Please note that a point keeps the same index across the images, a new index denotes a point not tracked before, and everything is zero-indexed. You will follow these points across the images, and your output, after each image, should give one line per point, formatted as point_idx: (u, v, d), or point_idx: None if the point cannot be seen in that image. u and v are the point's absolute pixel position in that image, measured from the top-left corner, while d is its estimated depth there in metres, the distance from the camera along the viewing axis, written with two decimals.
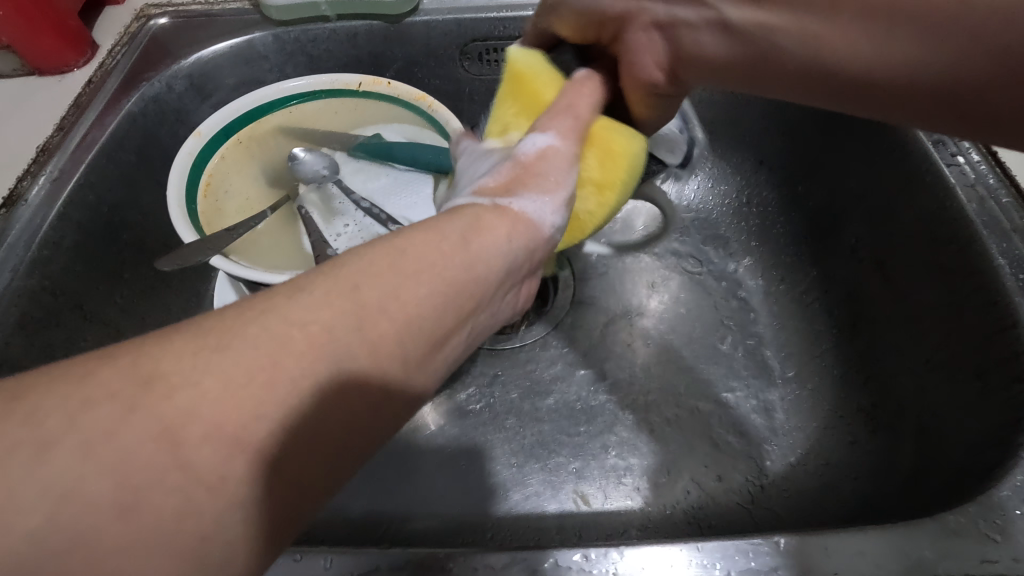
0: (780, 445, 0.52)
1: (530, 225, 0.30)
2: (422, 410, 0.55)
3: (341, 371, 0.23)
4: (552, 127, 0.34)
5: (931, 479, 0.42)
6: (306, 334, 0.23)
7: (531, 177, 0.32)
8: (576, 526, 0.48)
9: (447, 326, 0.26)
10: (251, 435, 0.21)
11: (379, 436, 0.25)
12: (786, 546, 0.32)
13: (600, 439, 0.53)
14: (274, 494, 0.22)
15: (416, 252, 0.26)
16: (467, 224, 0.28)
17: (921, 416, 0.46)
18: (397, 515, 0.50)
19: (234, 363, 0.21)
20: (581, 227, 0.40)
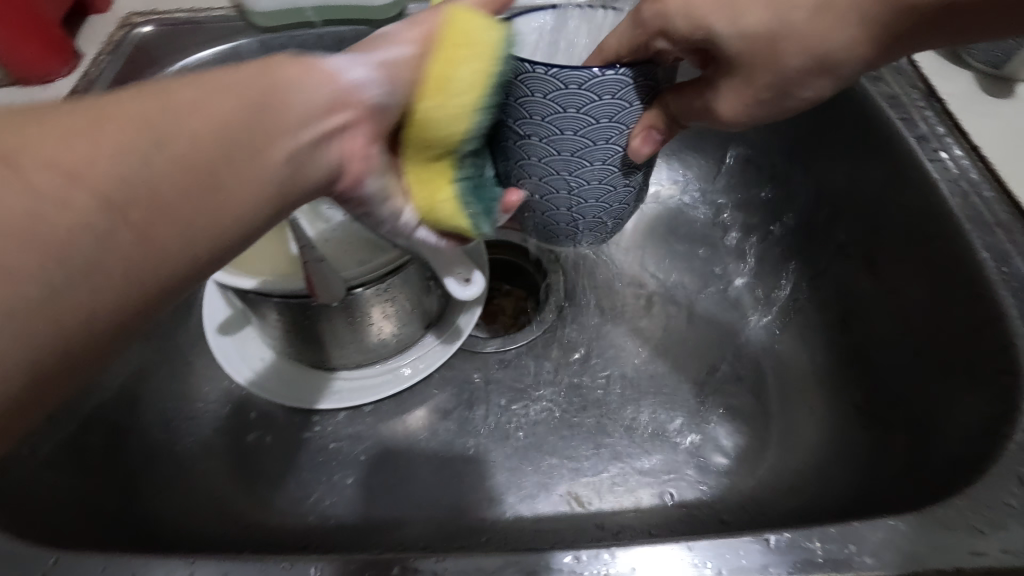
0: (775, 443, 0.51)
1: (335, 76, 0.30)
2: (409, 417, 0.55)
3: (125, 165, 0.22)
4: (410, 16, 0.33)
5: (921, 474, 0.40)
6: (93, 130, 0.22)
7: (374, 49, 0.32)
8: (571, 528, 0.49)
9: (277, 133, 0.27)
10: (38, 218, 0.21)
11: (192, 241, 0.24)
12: (778, 542, 0.30)
13: (594, 440, 0.53)
14: (72, 286, 0.22)
15: (259, 68, 0.27)
16: (303, 64, 0.29)
17: (910, 412, 0.44)
18: (391, 521, 0.50)
19: (74, 120, 0.22)
20: (419, 123, 0.32)
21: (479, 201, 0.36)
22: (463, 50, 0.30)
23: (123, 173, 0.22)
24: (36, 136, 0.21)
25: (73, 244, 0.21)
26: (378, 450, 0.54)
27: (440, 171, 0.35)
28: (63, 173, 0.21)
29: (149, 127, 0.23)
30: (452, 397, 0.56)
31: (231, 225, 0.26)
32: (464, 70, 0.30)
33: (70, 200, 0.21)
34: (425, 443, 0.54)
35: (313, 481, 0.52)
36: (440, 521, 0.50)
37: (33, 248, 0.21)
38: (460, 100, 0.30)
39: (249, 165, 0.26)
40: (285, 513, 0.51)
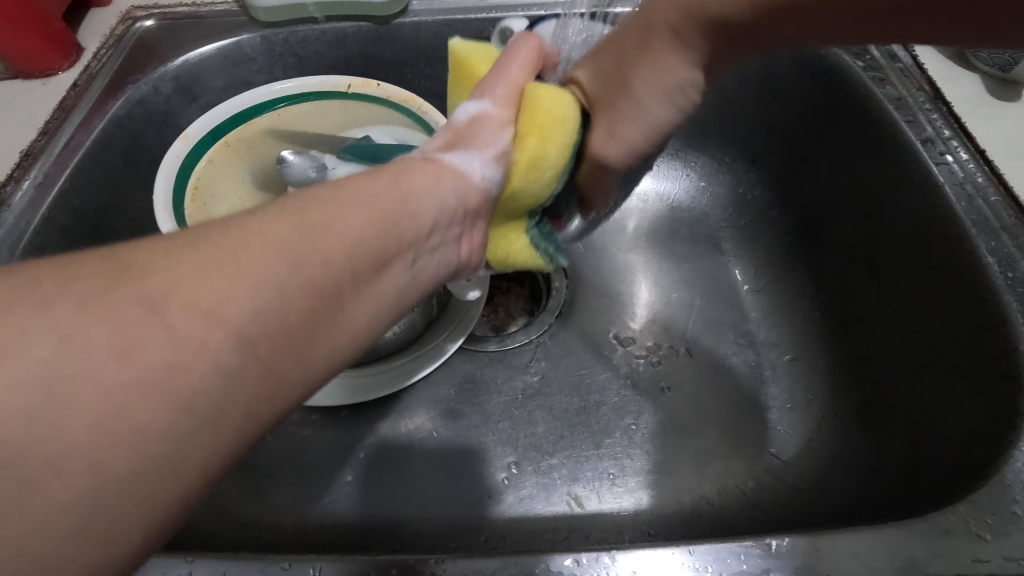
0: (775, 446, 0.51)
1: (457, 174, 0.31)
2: (410, 415, 0.55)
3: (289, 288, 0.22)
4: (487, 95, 0.35)
5: (923, 479, 0.40)
6: (258, 244, 0.22)
7: (466, 136, 0.33)
8: (571, 528, 0.49)
9: (395, 253, 0.26)
10: (190, 367, 0.20)
11: (317, 369, 0.24)
12: (779, 547, 0.30)
13: (594, 440, 0.53)
14: (211, 432, 0.20)
15: (372, 185, 0.27)
16: (429, 169, 0.30)
17: (912, 416, 0.44)
18: (391, 520, 0.50)
19: (209, 250, 0.21)
20: (514, 201, 0.36)
21: (550, 246, 0.40)
22: (552, 130, 0.35)
23: (260, 310, 0.21)
24: (176, 273, 0.20)
25: (202, 394, 0.20)
26: (379, 448, 0.54)
27: (514, 228, 0.38)
28: (206, 314, 0.20)
29: (282, 253, 0.22)
30: (452, 396, 0.56)
31: (346, 352, 0.25)
32: (552, 148, 0.35)
33: (211, 337, 0.20)
34: (425, 442, 0.54)
35: (313, 479, 0.52)
36: (440, 522, 0.50)
37: (182, 398, 0.19)
38: (551, 172, 0.35)
39: (367, 294, 0.25)
40: (284, 511, 0.51)
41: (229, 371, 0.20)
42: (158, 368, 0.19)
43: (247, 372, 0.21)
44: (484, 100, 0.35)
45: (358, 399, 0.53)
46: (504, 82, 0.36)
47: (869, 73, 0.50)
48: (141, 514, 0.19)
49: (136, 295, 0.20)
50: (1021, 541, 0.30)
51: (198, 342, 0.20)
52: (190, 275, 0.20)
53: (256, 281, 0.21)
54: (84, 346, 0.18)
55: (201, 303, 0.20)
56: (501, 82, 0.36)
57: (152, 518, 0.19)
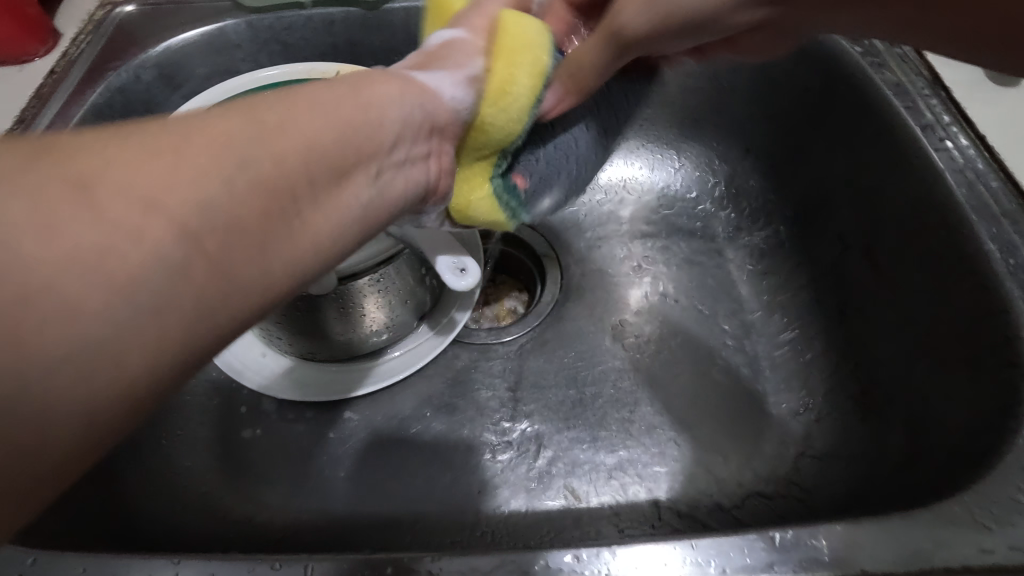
0: (771, 437, 0.50)
1: (426, 90, 0.31)
2: (405, 409, 0.54)
3: (237, 180, 0.22)
4: (462, 24, 0.36)
5: (924, 468, 0.40)
6: (207, 136, 0.22)
7: (439, 57, 0.34)
8: (567, 521, 0.48)
9: (350, 164, 0.26)
10: (132, 252, 0.19)
11: (272, 275, 0.23)
12: (783, 540, 0.29)
13: (590, 432, 0.52)
14: (153, 331, 0.19)
15: (320, 95, 0.26)
16: (396, 82, 0.30)
17: (910, 405, 0.44)
18: (385, 516, 0.49)
19: (150, 143, 0.21)
20: (484, 132, 0.35)
21: (514, 199, 0.40)
22: (520, 56, 0.34)
23: (205, 199, 0.21)
24: (115, 161, 0.20)
25: (144, 279, 0.19)
26: (372, 442, 0.53)
27: (481, 170, 0.38)
28: (148, 196, 0.20)
29: (232, 148, 0.22)
30: (445, 389, 0.55)
31: (303, 261, 0.24)
32: (522, 75, 0.34)
33: (154, 217, 0.20)
34: (418, 437, 0.53)
35: (306, 475, 0.51)
36: (436, 517, 0.49)
37: (119, 290, 0.19)
38: (519, 103, 0.35)
39: (318, 202, 0.25)
40: (275, 507, 0.50)
41: (176, 257, 0.20)
42: (93, 246, 0.18)
43: (194, 261, 0.20)
44: (459, 29, 0.35)
45: (348, 393, 0.53)
46: (478, 13, 0.36)
47: (867, 60, 0.50)
48: (78, 401, 0.18)
49: (69, 174, 0.19)
50: None
51: (138, 227, 0.19)
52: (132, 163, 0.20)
53: (200, 172, 0.21)
54: (15, 223, 0.18)
55: (143, 187, 0.20)
56: (470, 10, 0.36)
57: (92, 411, 0.19)
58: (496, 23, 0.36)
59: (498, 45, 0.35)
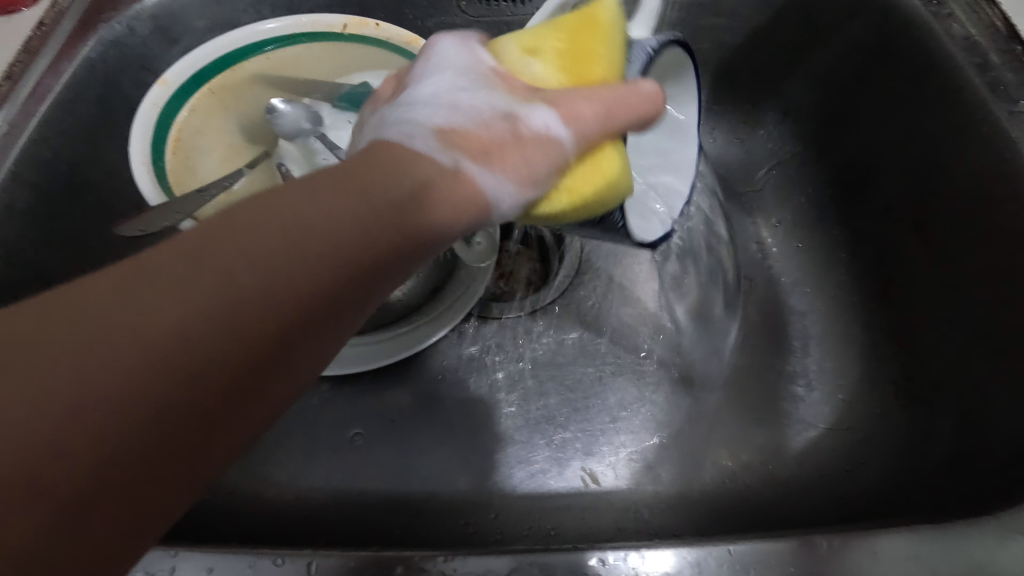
0: (800, 420, 0.48)
1: (478, 206, 0.27)
2: (417, 384, 0.52)
3: (261, 303, 0.21)
4: (575, 113, 0.29)
5: (977, 466, 0.37)
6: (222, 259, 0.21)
7: (513, 151, 0.28)
8: (584, 505, 0.47)
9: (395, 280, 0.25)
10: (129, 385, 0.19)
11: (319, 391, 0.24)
12: (827, 548, 0.28)
13: (609, 412, 0.50)
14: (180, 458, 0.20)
15: (360, 191, 0.24)
16: (451, 186, 0.26)
17: (962, 394, 0.41)
18: (398, 497, 0.48)
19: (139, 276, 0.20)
20: None
21: None
22: (587, 207, 0.31)
23: (247, 343, 0.21)
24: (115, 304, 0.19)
25: (137, 411, 0.19)
26: (382, 420, 0.51)
27: None
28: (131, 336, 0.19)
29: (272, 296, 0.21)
30: (459, 364, 0.53)
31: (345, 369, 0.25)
32: (570, 215, 0.31)
33: (241, 331, 0.21)
34: (430, 414, 0.51)
35: (313, 451, 0.50)
36: (450, 499, 0.48)
37: (145, 419, 0.19)
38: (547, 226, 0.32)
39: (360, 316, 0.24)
40: (283, 484, 0.49)
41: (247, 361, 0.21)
42: (152, 405, 0.19)
43: (258, 366, 0.21)
44: (568, 125, 0.29)
45: (354, 369, 0.49)
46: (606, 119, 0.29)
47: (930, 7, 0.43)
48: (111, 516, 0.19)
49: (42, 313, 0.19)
50: None
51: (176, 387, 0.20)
52: (238, 275, 0.21)
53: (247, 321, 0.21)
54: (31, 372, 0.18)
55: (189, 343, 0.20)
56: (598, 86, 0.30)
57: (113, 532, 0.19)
58: (598, 152, 0.30)
59: (584, 182, 0.30)
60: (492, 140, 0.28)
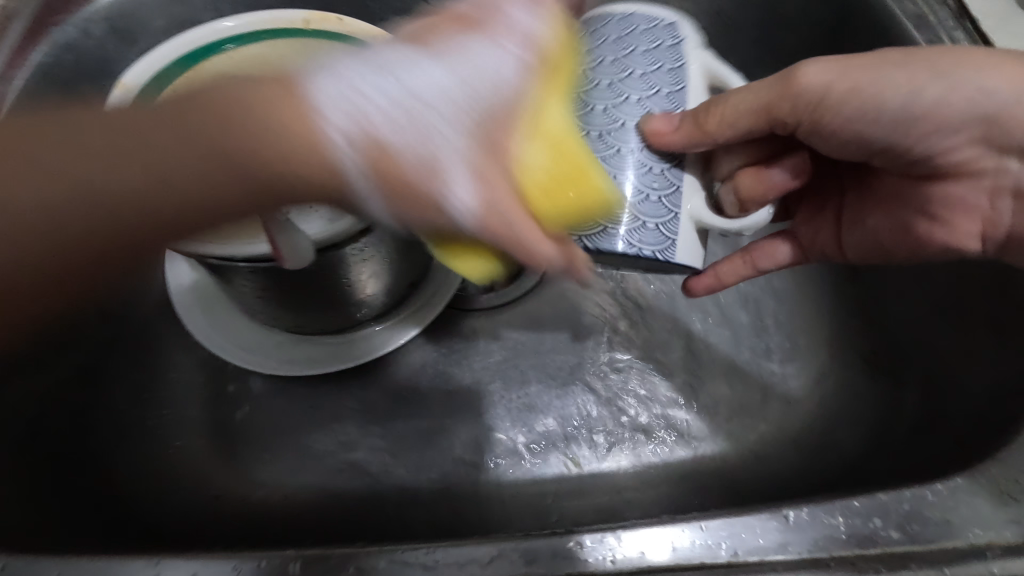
0: (773, 393, 0.49)
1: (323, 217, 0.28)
2: (401, 376, 0.53)
3: (142, 206, 0.26)
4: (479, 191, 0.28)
5: (942, 432, 0.39)
6: (116, 142, 0.25)
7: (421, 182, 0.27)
8: (568, 490, 0.48)
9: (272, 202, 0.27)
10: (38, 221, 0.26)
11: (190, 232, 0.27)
12: (797, 520, 0.29)
13: (590, 397, 0.51)
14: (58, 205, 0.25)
15: (249, 114, 0.25)
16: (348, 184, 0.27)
17: (928, 362, 0.43)
18: (385, 491, 0.48)
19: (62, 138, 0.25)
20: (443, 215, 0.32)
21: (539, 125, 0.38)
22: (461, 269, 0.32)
23: (109, 225, 0.26)
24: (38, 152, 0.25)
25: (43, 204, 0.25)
26: (364, 415, 0.51)
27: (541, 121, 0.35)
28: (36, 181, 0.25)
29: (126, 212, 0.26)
30: (440, 356, 0.53)
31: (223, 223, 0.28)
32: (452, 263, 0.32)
33: (119, 207, 0.25)
34: (413, 406, 0.52)
35: (298, 452, 0.50)
36: (438, 492, 0.48)
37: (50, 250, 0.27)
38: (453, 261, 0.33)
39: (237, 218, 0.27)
40: (269, 485, 0.49)
41: (126, 231, 0.26)
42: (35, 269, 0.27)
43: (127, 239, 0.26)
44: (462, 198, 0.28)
45: (347, 363, 0.51)
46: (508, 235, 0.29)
47: None
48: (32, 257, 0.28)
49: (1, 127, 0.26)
50: None
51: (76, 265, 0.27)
52: (117, 162, 0.25)
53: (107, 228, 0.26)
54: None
55: (65, 242, 0.26)
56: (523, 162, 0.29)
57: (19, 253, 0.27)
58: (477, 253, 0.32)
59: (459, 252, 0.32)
60: (411, 173, 0.27)
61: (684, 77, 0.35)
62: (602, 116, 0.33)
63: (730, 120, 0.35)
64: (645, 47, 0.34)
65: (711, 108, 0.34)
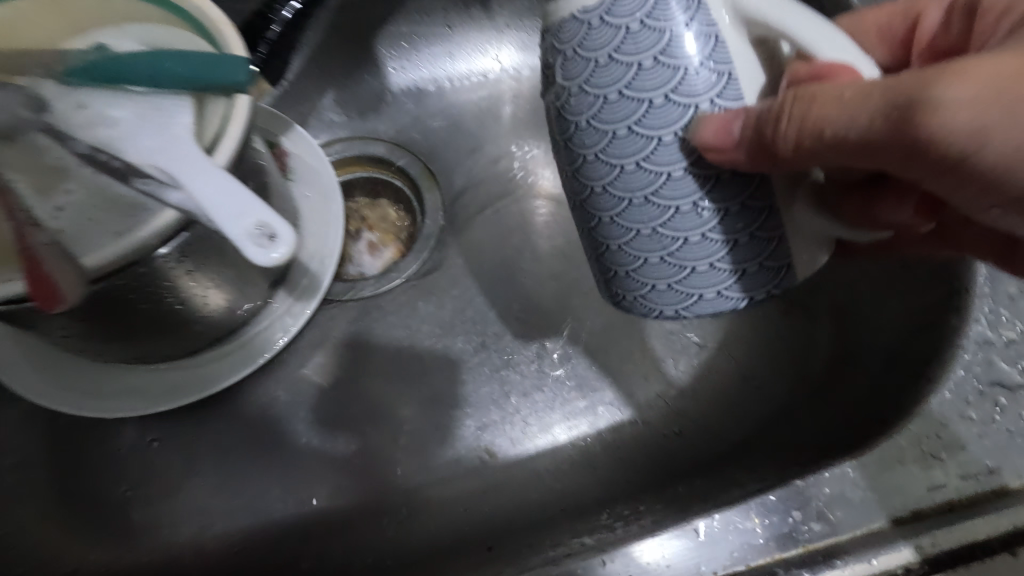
0: (691, 340, 0.46)
1: None
2: (291, 382, 0.47)
3: None
4: None
5: (855, 371, 0.37)
6: None
7: None
8: (488, 484, 0.44)
9: None
10: None
11: None
12: (706, 532, 0.28)
13: (499, 377, 0.46)
14: None
15: None
16: None
17: (838, 293, 0.41)
18: (285, 523, 0.43)
19: None
20: None
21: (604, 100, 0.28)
22: None
23: None
24: None
25: None
26: (246, 439, 0.45)
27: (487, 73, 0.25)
28: None
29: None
30: (331, 359, 0.48)
31: None
32: None
33: None
34: (307, 420, 0.46)
35: (178, 498, 0.43)
36: (342, 513, 0.43)
37: None
38: None
39: None
40: (144, 543, 0.42)
41: None
42: None
43: None
44: None
45: (213, 386, 0.44)
46: None
47: None
48: None
49: None
50: (976, 452, 0.29)
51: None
52: None
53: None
54: None
55: None
56: None
57: None
58: None
59: None
60: None
61: (723, 64, 0.27)
62: (600, 164, 0.28)
63: (827, 130, 0.25)
64: (663, 45, 0.26)
65: (787, 122, 0.26)
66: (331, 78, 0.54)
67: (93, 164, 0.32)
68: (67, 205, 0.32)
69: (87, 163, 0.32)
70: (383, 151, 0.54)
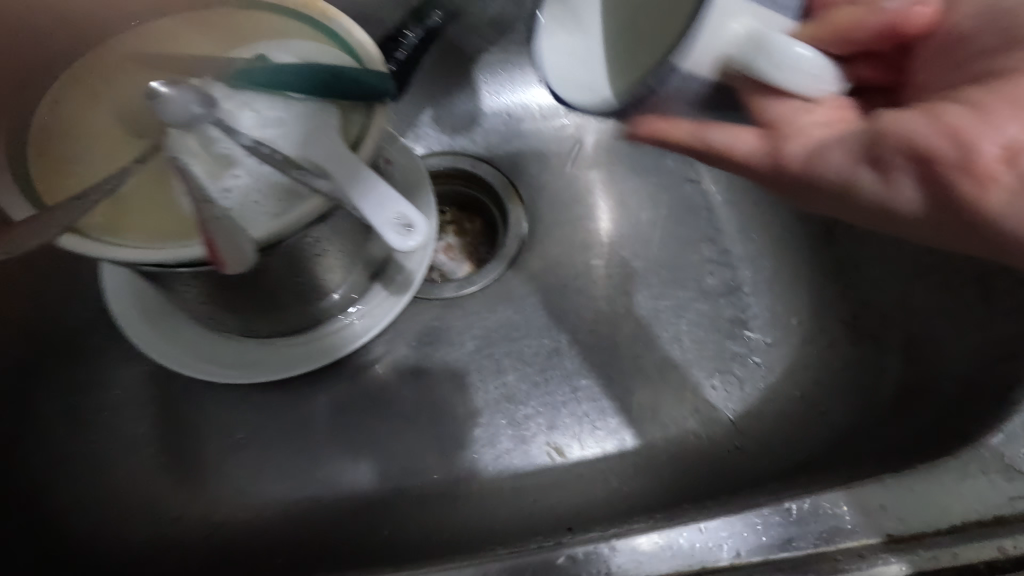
0: (758, 363, 0.48)
1: None
2: (374, 370, 0.50)
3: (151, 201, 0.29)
4: None
5: (925, 403, 0.39)
6: None
7: None
8: (553, 481, 0.46)
9: None
10: None
11: None
12: (801, 510, 0.27)
13: (569, 383, 0.49)
14: None
15: None
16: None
17: (910, 326, 0.43)
18: (359, 497, 0.46)
19: None
20: None
21: None
22: None
23: None
24: None
25: None
26: (331, 416, 0.49)
27: None
28: None
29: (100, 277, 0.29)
30: (411, 352, 0.51)
31: None
32: None
33: None
34: (385, 405, 0.49)
35: (267, 464, 0.47)
36: (412, 495, 0.46)
37: None
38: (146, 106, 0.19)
39: None
40: (234, 503, 0.46)
41: None
42: None
43: None
44: None
45: (311, 364, 0.48)
46: None
47: None
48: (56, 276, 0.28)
49: None
50: None
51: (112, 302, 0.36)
52: None
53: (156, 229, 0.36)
54: None
55: None
56: None
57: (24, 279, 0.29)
58: None
59: None
60: None
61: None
62: None
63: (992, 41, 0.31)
64: None
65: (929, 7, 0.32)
66: (431, 98, 0.59)
67: (255, 154, 0.37)
68: (234, 187, 0.37)
69: (249, 154, 0.38)
70: (469, 166, 0.58)
